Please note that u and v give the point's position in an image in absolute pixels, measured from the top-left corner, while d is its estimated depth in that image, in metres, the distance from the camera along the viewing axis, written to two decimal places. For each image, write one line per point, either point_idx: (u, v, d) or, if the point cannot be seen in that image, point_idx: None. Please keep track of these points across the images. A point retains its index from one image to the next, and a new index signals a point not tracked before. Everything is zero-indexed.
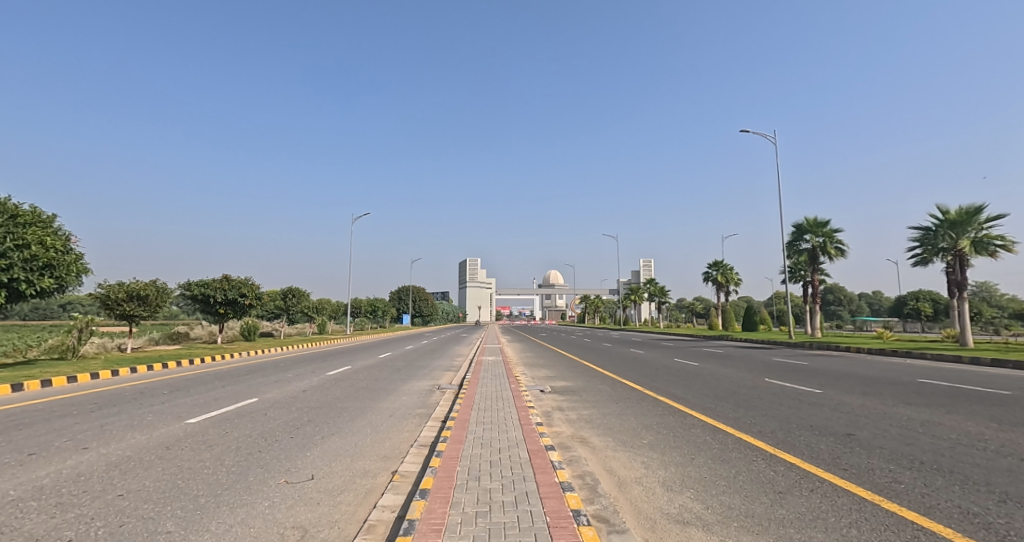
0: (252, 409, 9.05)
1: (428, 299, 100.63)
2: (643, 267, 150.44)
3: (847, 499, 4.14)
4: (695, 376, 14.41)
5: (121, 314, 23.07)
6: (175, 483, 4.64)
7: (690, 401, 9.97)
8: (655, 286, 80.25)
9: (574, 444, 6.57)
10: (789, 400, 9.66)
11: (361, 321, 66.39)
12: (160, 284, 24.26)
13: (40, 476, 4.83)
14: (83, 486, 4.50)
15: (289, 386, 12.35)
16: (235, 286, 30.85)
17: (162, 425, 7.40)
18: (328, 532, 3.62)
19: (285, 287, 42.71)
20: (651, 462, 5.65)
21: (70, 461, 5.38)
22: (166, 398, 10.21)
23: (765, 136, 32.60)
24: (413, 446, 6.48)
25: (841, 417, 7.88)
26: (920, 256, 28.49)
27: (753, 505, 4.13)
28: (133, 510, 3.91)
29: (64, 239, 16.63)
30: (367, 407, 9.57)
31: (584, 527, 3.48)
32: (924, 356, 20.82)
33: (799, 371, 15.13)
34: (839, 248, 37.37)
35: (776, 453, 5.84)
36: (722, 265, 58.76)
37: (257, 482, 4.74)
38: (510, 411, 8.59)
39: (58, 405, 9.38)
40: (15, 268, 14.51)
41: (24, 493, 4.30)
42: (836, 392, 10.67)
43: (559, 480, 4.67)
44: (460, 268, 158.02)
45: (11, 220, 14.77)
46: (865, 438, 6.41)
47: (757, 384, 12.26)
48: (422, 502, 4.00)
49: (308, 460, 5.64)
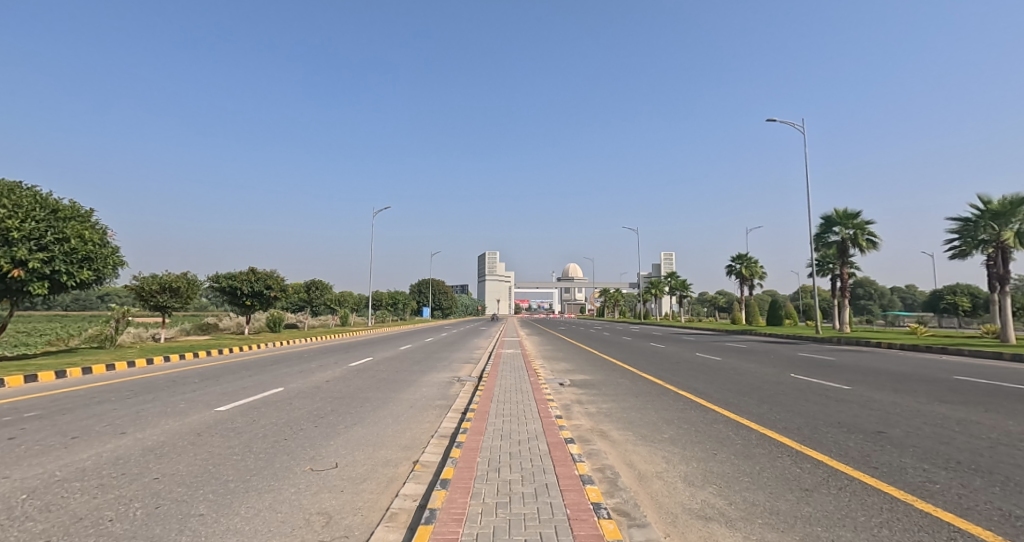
0: (278, 398, 9.26)
1: (447, 294, 102.19)
2: (664, 260, 148.95)
3: (878, 498, 4.03)
4: (717, 370, 14.29)
5: (154, 305, 23.71)
6: (207, 468, 4.76)
7: (713, 396, 9.84)
8: (677, 280, 79.39)
9: (594, 437, 6.53)
10: (816, 397, 9.42)
11: (381, 314, 68.14)
12: (191, 276, 24.88)
13: (83, 458, 5.01)
14: (122, 469, 4.65)
15: (313, 377, 12.50)
16: (261, 278, 31.52)
17: (194, 412, 7.63)
18: (352, 518, 3.67)
19: (308, 280, 43.66)
20: (671, 456, 5.59)
21: (110, 445, 5.57)
22: (197, 387, 10.46)
23: (796, 125, 31.92)
24: (434, 436, 6.55)
25: (871, 414, 7.66)
26: (958, 249, 27.51)
27: (777, 501, 4.05)
28: (168, 493, 4.03)
29: (102, 232, 17.16)
30: (388, 397, 9.67)
31: (604, 519, 3.46)
32: (962, 353, 20.05)
33: (828, 367, 14.82)
34: (871, 240, 36.24)
35: (803, 449, 5.73)
36: (744, 258, 57.58)
37: (284, 469, 4.83)
38: (530, 403, 8.60)
39: (98, 391, 9.73)
40: (56, 260, 15.05)
41: (69, 474, 4.46)
42: (866, 388, 10.40)
43: (580, 472, 4.65)
44: (480, 262, 159.40)
45: (53, 214, 15.36)
46: (897, 436, 6.23)
47: (782, 380, 12.01)
48: (443, 492, 4.03)
49: (332, 449, 5.73)
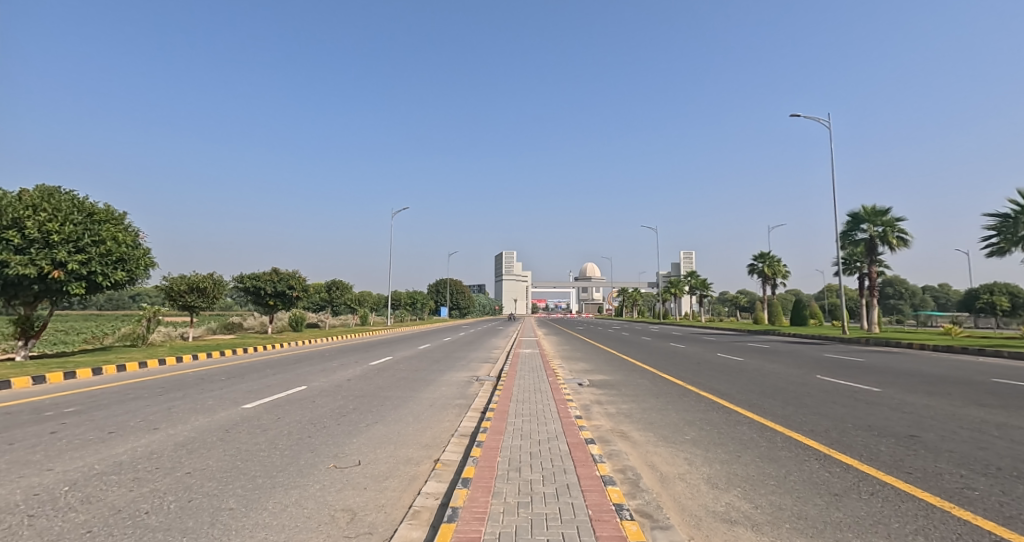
0: (302, 396, 9.41)
1: (465, 293, 102.69)
2: (684, 259, 147.18)
3: (912, 504, 3.91)
4: (739, 371, 14.06)
5: (183, 305, 24.31)
6: (236, 464, 4.86)
7: (736, 397, 9.69)
8: (697, 279, 78.37)
9: (614, 438, 6.47)
10: (844, 399, 9.20)
11: (400, 313, 68.81)
12: (217, 276, 25.43)
13: (119, 452, 5.16)
14: (155, 463, 4.78)
15: (335, 375, 12.67)
16: (284, 278, 32.07)
17: (222, 409, 7.80)
18: (376, 516, 3.71)
19: (329, 280, 44.29)
20: (694, 458, 5.51)
21: (143, 440, 5.72)
22: (224, 384, 10.69)
23: (823, 120, 30.61)
24: (454, 435, 6.57)
25: (903, 418, 7.45)
26: (995, 246, 26.58)
27: (805, 506, 3.97)
28: (200, 487, 4.12)
29: (134, 234, 17.64)
30: (408, 396, 9.74)
31: (627, 521, 3.43)
32: (999, 355, 19.35)
33: (856, 368, 14.46)
34: (901, 238, 35.24)
35: (831, 453, 5.60)
36: (767, 256, 56.62)
37: (308, 466, 4.90)
38: (549, 403, 8.58)
39: (130, 388, 10.02)
40: (93, 261, 15.53)
41: (107, 467, 4.60)
42: (896, 391, 10.12)
43: (601, 473, 4.61)
44: (498, 262, 159.73)
45: (89, 217, 15.86)
46: (931, 440, 6.04)
47: (807, 381, 11.76)
48: (465, 491, 4.05)
49: (354, 446, 5.80)
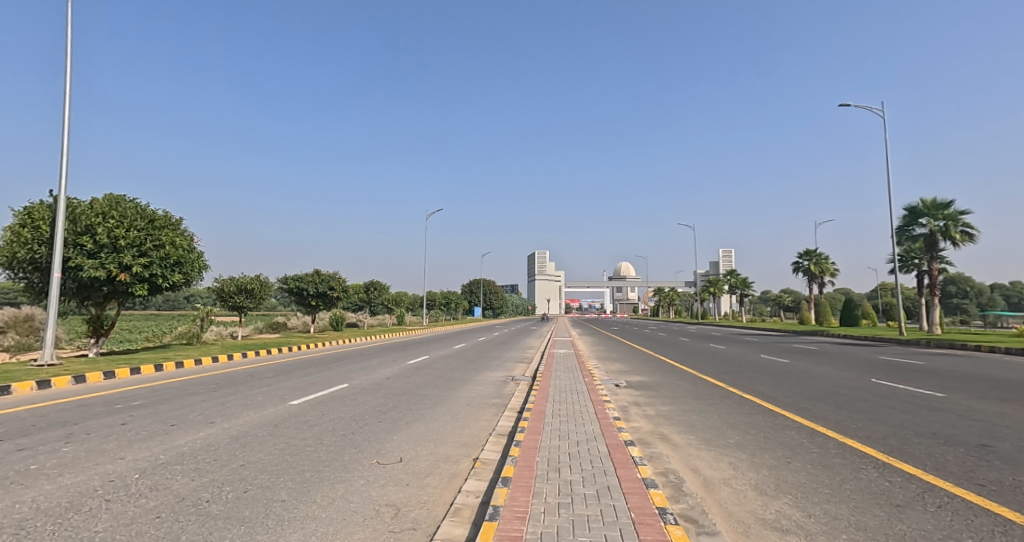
0: (345, 393, 9.63)
1: (500, 294, 103.10)
2: (725, 258, 143.15)
3: (986, 519, 3.64)
4: (785, 373, 13.54)
5: (232, 305, 25.33)
6: (285, 457, 5.00)
7: (783, 400, 9.32)
8: (738, 278, 76.08)
9: (654, 440, 6.32)
10: (902, 404, 8.70)
11: (436, 313, 69.73)
12: (264, 278, 26.38)
13: (180, 444, 5.40)
14: (213, 455, 4.97)
15: (376, 374, 12.93)
16: (325, 279, 32.95)
17: (271, 405, 8.06)
18: (419, 512, 3.73)
19: (367, 280, 45.29)
20: (740, 463, 5.32)
21: (201, 432, 5.98)
22: (272, 381, 11.06)
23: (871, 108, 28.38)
24: (491, 434, 6.57)
25: (971, 425, 6.98)
26: None
27: (864, 517, 3.76)
28: (254, 479, 4.25)
29: (190, 239, 18.52)
30: (446, 395, 9.82)
31: (671, 525, 3.33)
32: None
33: (914, 372, 13.67)
34: (965, 233, 33.14)
35: (891, 461, 5.30)
36: (813, 254, 54.48)
37: (352, 462, 4.99)
38: (587, 404, 8.47)
39: (187, 384, 10.51)
40: (154, 264, 16.35)
41: (170, 457, 4.82)
42: (961, 396, 9.50)
43: (642, 476, 4.51)
44: (532, 262, 159.63)
45: (151, 223, 16.74)
46: (1004, 450, 5.63)
47: (860, 385, 11.20)
48: (505, 490, 4.03)
49: (395, 443, 5.88)
